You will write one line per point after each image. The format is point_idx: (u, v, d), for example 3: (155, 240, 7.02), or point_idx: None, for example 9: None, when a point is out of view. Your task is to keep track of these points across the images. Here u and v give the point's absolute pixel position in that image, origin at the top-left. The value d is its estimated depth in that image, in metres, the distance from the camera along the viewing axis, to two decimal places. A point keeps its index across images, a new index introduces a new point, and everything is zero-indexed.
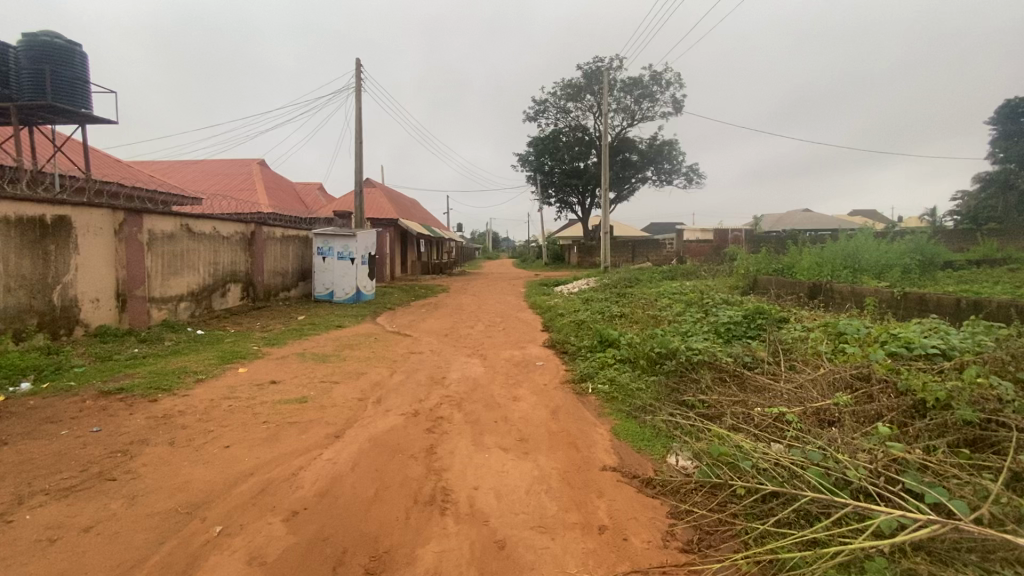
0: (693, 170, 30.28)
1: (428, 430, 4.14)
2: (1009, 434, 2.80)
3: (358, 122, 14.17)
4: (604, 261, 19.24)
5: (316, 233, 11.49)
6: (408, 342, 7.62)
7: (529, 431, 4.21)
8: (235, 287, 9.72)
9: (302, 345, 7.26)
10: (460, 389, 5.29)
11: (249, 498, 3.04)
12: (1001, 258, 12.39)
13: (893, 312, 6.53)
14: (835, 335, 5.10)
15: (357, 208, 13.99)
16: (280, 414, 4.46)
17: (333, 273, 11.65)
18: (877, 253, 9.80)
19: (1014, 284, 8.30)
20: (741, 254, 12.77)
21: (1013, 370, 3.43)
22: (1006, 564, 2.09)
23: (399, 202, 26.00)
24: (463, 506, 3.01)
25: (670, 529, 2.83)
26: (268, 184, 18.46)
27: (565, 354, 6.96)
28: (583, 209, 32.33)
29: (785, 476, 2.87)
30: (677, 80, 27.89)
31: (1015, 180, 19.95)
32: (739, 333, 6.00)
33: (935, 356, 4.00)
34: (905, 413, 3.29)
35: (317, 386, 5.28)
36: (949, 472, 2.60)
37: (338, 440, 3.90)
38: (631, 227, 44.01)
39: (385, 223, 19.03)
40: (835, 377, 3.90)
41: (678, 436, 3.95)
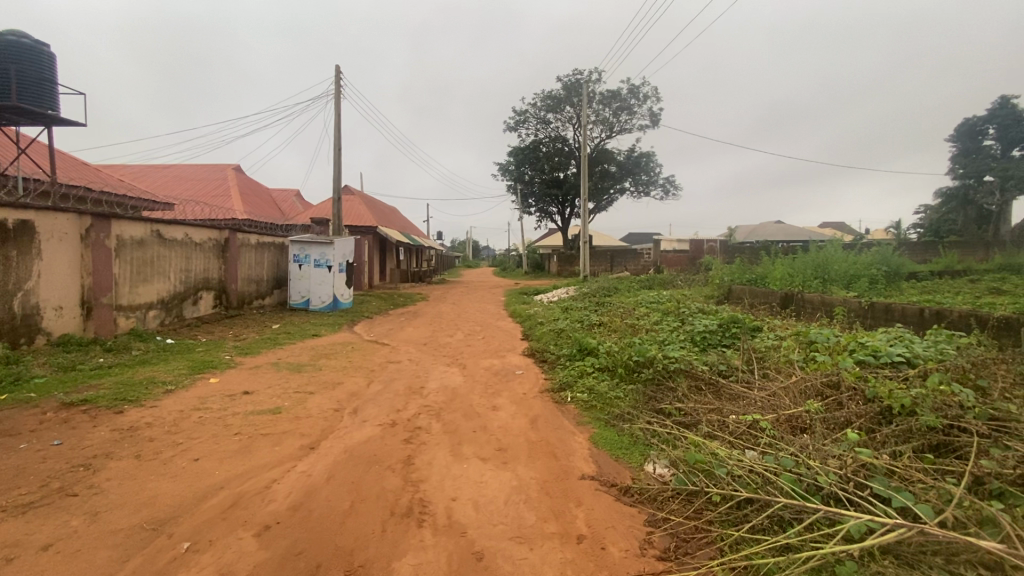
0: (670, 182, 30.82)
1: (405, 441, 4.09)
2: (970, 439, 2.92)
3: (337, 129, 14.02)
4: (584, 271, 19.38)
5: (292, 240, 11.31)
6: (386, 351, 7.55)
7: (508, 441, 4.19)
8: (207, 295, 9.49)
9: (276, 354, 7.10)
10: (439, 399, 5.26)
11: (218, 512, 2.95)
12: (961, 269, 12.95)
13: (862, 321, 6.72)
14: (806, 343, 5.24)
15: (335, 216, 13.84)
16: (253, 425, 4.36)
17: (310, 281, 11.47)
18: (845, 264, 10.14)
19: (974, 294, 8.67)
20: (716, 264, 13.10)
21: (973, 377, 3.58)
22: (969, 565, 2.17)
23: (378, 210, 25.84)
24: (441, 517, 2.97)
25: (647, 537, 2.85)
26: (244, 189, 18.14)
27: (543, 363, 6.97)
28: (563, 218, 32.59)
29: (759, 482, 2.92)
30: (654, 94, 28.38)
31: (974, 196, 21.01)
32: (715, 342, 6.11)
33: (901, 364, 4.15)
34: (873, 419, 3.39)
35: (292, 397, 5.18)
36: (915, 477, 2.69)
37: (313, 452, 3.83)
38: (609, 238, 44.79)
39: (364, 230, 18.87)
40: (806, 386, 4.00)
41: (655, 443, 3.99)
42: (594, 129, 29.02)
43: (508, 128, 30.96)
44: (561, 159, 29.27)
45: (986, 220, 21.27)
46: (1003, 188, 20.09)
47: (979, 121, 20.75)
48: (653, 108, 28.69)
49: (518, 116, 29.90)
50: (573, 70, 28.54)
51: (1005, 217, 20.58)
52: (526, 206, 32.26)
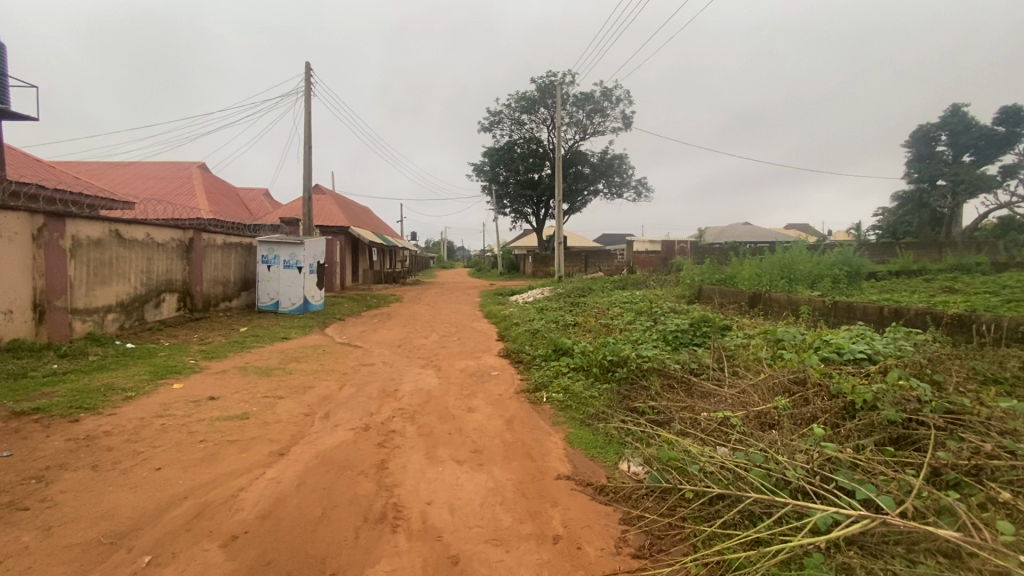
0: (642, 184, 31.30)
1: (379, 445, 4.01)
2: (928, 432, 3.04)
3: (307, 127, 13.71)
4: (558, 271, 19.44)
5: (261, 240, 11.01)
6: (359, 354, 7.43)
7: (484, 443, 4.16)
8: (170, 297, 9.14)
9: (244, 358, 6.89)
10: (413, 401, 5.19)
11: (182, 523, 2.83)
12: (917, 269, 13.53)
13: (826, 320, 6.94)
14: (773, 341, 5.38)
15: (305, 216, 13.52)
16: (219, 431, 4.21)
17: (279, 282, 11.18)
18: (810, 264, 10.47)
19: (928, 294, 9.04)
20: (687, 265, 13.37)
21: (929, 372, 3.75)
22: (928, 554, 2.26)
23: (351, 210, 25.42)
24: (415, 521, 2.93)
25: (623, 536, 2.87)
26: (209, 188, 17.56)
27: (519, 364, 6.96)
28: (538, 219, 32.71)
29: (730, 478, 2.97)
30: (627, 97, 28.75)
31: (928, 200, 22.03)
32: (686, 341, 6.22)
33: (862, 360, 4.29)
34: (837, 414, 3.50)
35: (260, 402, 5.03)
36: (877, 469, 2.78)
37: (282, 458, 3.72)
38: (582, 240, 45.30)
39: (335, 230, 18.53)
40: (775, 382, 4.10)
41: (630, 442, 4.03)
42: (568, 130, 29.23)
43: (482, 128, 30.87)
44: (535, 160, 29.38)
45: (939, 223, 22.38)
46: (954, 192, 21.12)
47: (933, 128, 21.78)
48: (626, 111, 29.09)
49: (492, 116, 29.86)
50: (547, 71, 28.64)
51: (956, 220, 21.68)
52: (501, 207, 32.24)
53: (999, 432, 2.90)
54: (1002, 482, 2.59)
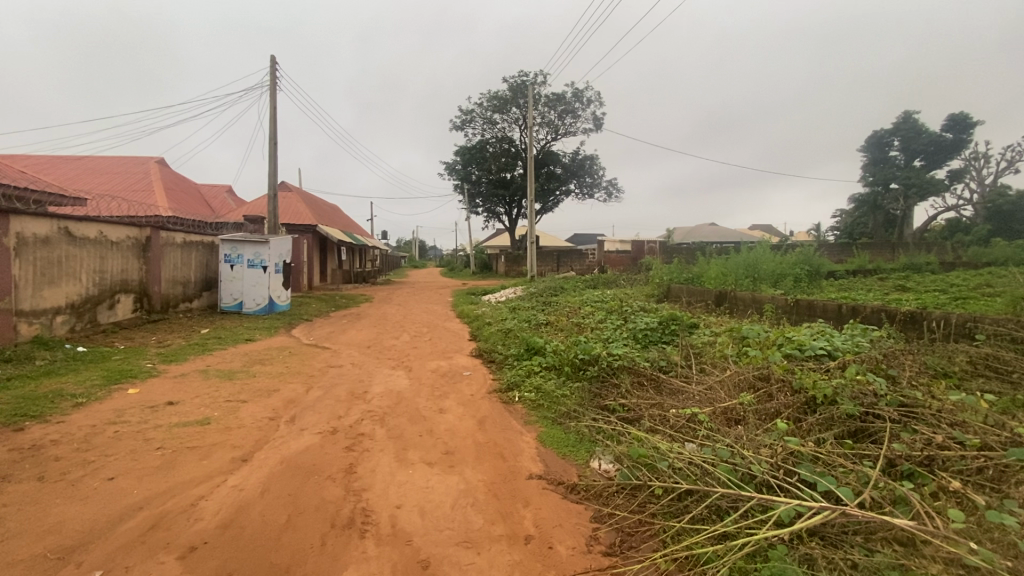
0: (613, 185, 31.70)
1: (347, 449, 3.92)
2: (883, 425, 3.17)
3: (272, 123, 13.32)
4: (530, 271, 19.47)
5: (224, 239, 10.63)
6: (327, 355, 7.25)
7: (455, 444, 4.12)
8: (126, 298, 8.73)
9: (204, 361, 6.63)
10: (383, 403, 5.10)
11: (137, 536, 2.70)
12: (872, 269, 14.11)
13: (788, 318, 7.16)
14: (739, 338, 5.52)
15: (270, 214, 13.12)
16: (178, 438, 4.03)
17: (243, 282, 10.83)
18: (773, 263, 10.78)
19: (883, 291, 9.42)
20: (655, 264, 13.59)
21: (885, 368, 3.91)
22: (885, 542, 2.35)
23: (319, 208, 24.82)
24: (385, 526, 2.87)
25: (594, 533, 2.88)
26: (168, 184, 16.88)
27: (491, 364, 6.93)
28: (510, 218, 32.71)
29: (698, 473, 3.02)
30: (598, 99, 29.07)
31: (882, 202, 23.01)
32: (655, 339, 6.31)
33: (823, 356, 4.44)
34: (800, 409, 3.60)
35: (222, 406, 4.84)
36: (836, 462, 2.88)
37: (246, 464, 3.59)
38: (554, 240, 45.59)
39: (302, 229, 18.09)
40: (740, 379, 4.21)
41: (601, 440, 4.06)
42: (540, 130, 29.33)
43: (454, 127, 30.68)
44: (507, 160, 29.39)
45: (892, 224, 23.47)
46: (906, 195, 22.23)
47: (886, 134, 22.84)
48: (596, 112, 29.41)
49: (464, 115, 29.71)
50: (518, 71, 28.69)
51: (907, 222, 22.80)
52: (473, 206, 32.12)
53: (949, 424, 3.05)
54: (952, 472, 2.72)
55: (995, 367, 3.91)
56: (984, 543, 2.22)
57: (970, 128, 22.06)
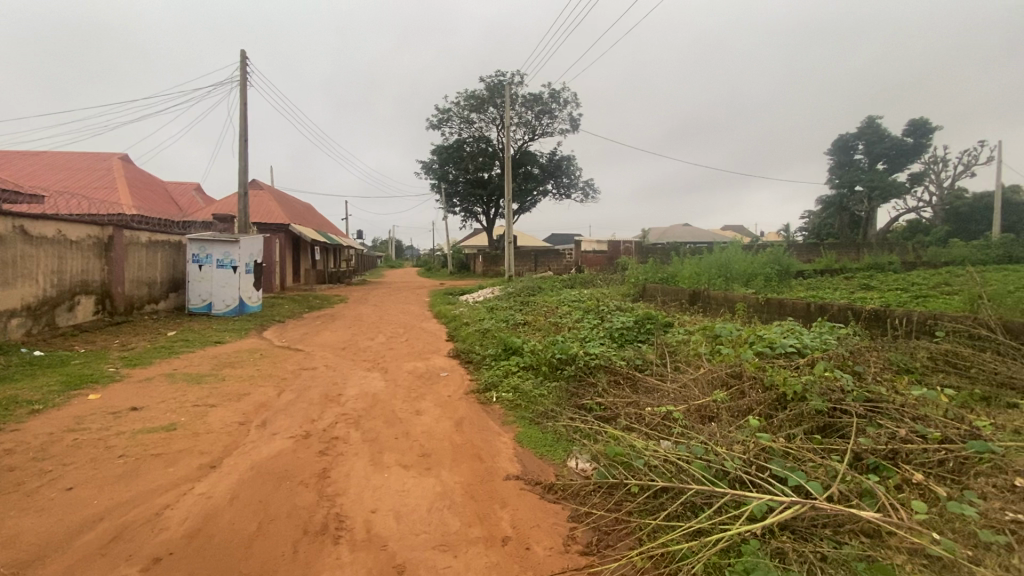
0: (589, 185, 31.96)
1: (320, 453, 3.84)
2: (850, 420, 3.26)
3: (243, 119, 12.97)
4: (508, 271, 19.47)
5: (192, 239, 10.30)
6: (300, 358, 7.10)
7: (432, 446, 4.08)
8: (87, 299, 8.39)
9: (171, 365, 6.40)
10: (358, 406, 5.01)
11: (97, 548, 2.58)
12: (838, 268, 14.55)
13: (759, 316, 7.33)
14: (712, 337, 5.61)
15: (241, 212, 12.78)
16: (141, 445, 3.87)
17: (212, 283, 10.52)
18: (745, 263, 11.01)
19: (850, 290, 9.71)
20: (631, 264, 13.74)
21: (851, 364, 4.03)
22: (852, 534, 2.42)
23: (292, 207, 24.31)
24: (359, 531, 2.81)
25: (571, 533, 2.88)
26: (133, 182, 16.29)
27: (469, 365, 6.89)
28: (487, 218, 32.65)
29: (673, 471, 3.06)
30: (574, 100, 29.26)
31: (848, 204, 23.78)
32: (632, 338, 6.37)
33: (793, 354, 4.55)
34: (771, 405, 3.68)
35: (189, 411, 4.68)
36: (806, 457, 2.94)
37: (214, 471, 3.48)
38: (531, 240, 45.74)
39: (275, 228, 17.68)
40: (713, 376, 4.28)
41: (578, 439, 4.07)
42: (517, 130, 29.36)
43: (430, 125, 30.46)
44: (485, 160, 29.33)
45: (857, 225, 24.29)
46: (870, 197, 23.05)
47: (851, 138, 23.63)
48: (573, 113, 29.60)
49: (441, 114, 29.53)
50: (495, 71, 28.67)
51: (871, 223, 23.65)
52: (450, 206, 31.96)
53: (912, 418, 3.16)
54: (915, 464, 2.82)
55: (954, 363, 4.07)
56: (946, 533, 2.30)
57: (929, 133, 23.00)
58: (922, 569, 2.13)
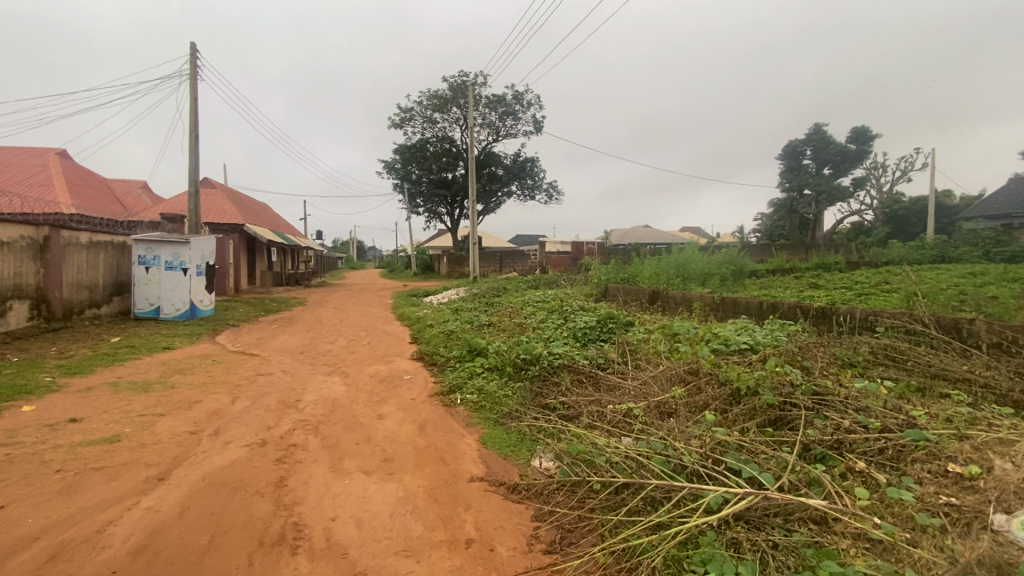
0: (553, 187, 32.28)
1: (277, 461, 3.71)
2: (799, 413, 3.42)
3: (193, 115, 12.41)
4: (472, 272, 19.39)
5: (137, 240, 9.78)
6: (256, 363, 6.85)
7: (394, 450, 4.01)
8: (20, 304, 7.84)
9: (114, 373, 6.04)
10: (317, 412, 4.87)
11: (31, 570, 2.41)
12: (789, 268, 15.25)
13: (715, 314, 7.58)
14: (671, 334, 5.76)
15: (191, 212, 12.21)
16: (81, 459, 3.64)
17: (160, 286, 10.01)
18: (702, 263, 11.38)
19: (799, 289, 10.18)
20: (593, 264, 13.96)
21: (800, 359, 4.23)
22: (801, 522, 2.53)
23: (247, 207, 23.43)
24: (318, 541, 2.74)
25: (534, 533, 2.90)
26: (72, 179, 15.32)
27: (433, 367, 6.83)
28: (451, 219, 32.45)
29: (634, 467, 3.12)
30: (537, 102, 29.47)
31: (797, 207, 24.93)
32: (594, 337, 6.47)
33: (746, 350, 4.73)
34: (725, 401, 3.81)
35: (135, 422, 4.44)
36: (759, 449, 3.06)
37: (162, 484, 3.31)
38: (495, 241, 45.80)
39: (228, 228, 16.99)
40: (672, 373, 4.39)
41: (541, 438, 4.10)
42: (480, 131, 29.31)
43: (393, 125, 30.03)
44: (448, 160, 29.15)
45: (805, 227, 25.51)
46: (817, 200, 24.24)
47: (800, 143, 24.80)
48: (536, 115, 29.80)
49: (403, 113, 29.15)
50: (458, 71, 28.52)
51: (819, 224, 24.86)
52: (414, 207, 31.58)
53: (855, 409, 3.34)
54: (858, 453, 2.98)
55: (893, 356, 4.33)
56: (886, 517, 2.45)
57: (870, 140, 24.40)
58: (864, 551, 2.26)
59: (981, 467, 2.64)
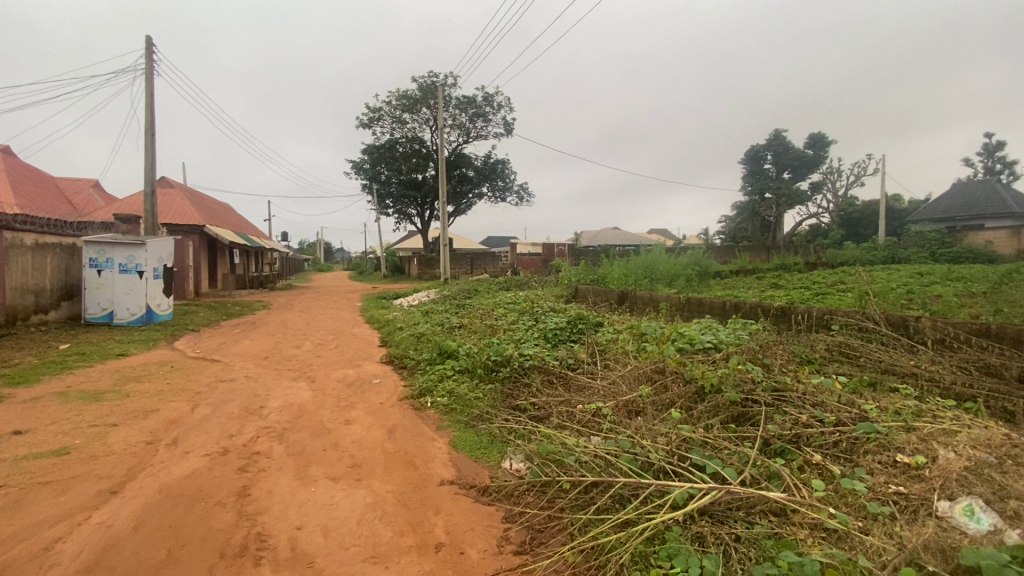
0: (523, 188, 32.42)
1: (240, 470, 3.60)
2: (760, 409, 3.54)
3: (149, 112, 11.90)
4: (443, 273, 19.28)
5: (89, 242, 9.31)
6: (217, 369, 6.62)
7: (362, 456, 3.95)
8: None
9: (63, 381, 5.73)
10: (282, 418, 4.75)
11: None
12: (751, 268, 15.77)
13: (681, 314, 7.76)
14: (638, 334, 5.87)
15: (147, 212, 11.71)
16: (26, 473, 3.43)
17: (113, 289, 9.56)
18: (668, 264, 11.65)
19: (760, 289, 10.54)
20: (563, 265, 14.08)
21: (761, 357, 4.38)
22: (762, 514, 2.62)
23: (207, 207, 22.63)
24: (283, 550, 2.67)
25: (505, 534, 2.90)
26: (15, 177, 14.47)
27: (403, 370, 6.75)
28: (421, 220, 32.16)
29: (602, 465, 3.17)
30: (507, 104, 29.56)
31: (758, 209, 25.82)
32: (564, 338, 6.53)
33: (710, 349, 4.86)
34: (690, 398, 3.90)
35: (86, 433, 4.22)
36: (722, 445, 3.15)
37: (116, 497, 3.16)
38: (465, 242, 45.66)
39: (187, 229, 16.36)
40: (639, 372, 4.48)
41: (511, 439, 4.11)
42: (450, 132, 29.18)
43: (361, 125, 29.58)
44: (418, 161, 28.90)
45: (766, 229, 26.40)
46: (778, 204, 25.15)
47: (761, 148, 25.68)
48: (506, 117, 29.90)
49: (372, 113, 28.75)
50: (428, 72, 28.33)
51: (779, 227, 25.80)
52: (383, 208, 31.15)
53: (812, 404, 3.48)
54: (815, 446, 3.11)
55: (847, 353, 4.53)
56: (841, 507, 2.56)
57: (826, 146, 25.47)
58: (820, 541, 2.36)
59: (926, 457, 2.79)
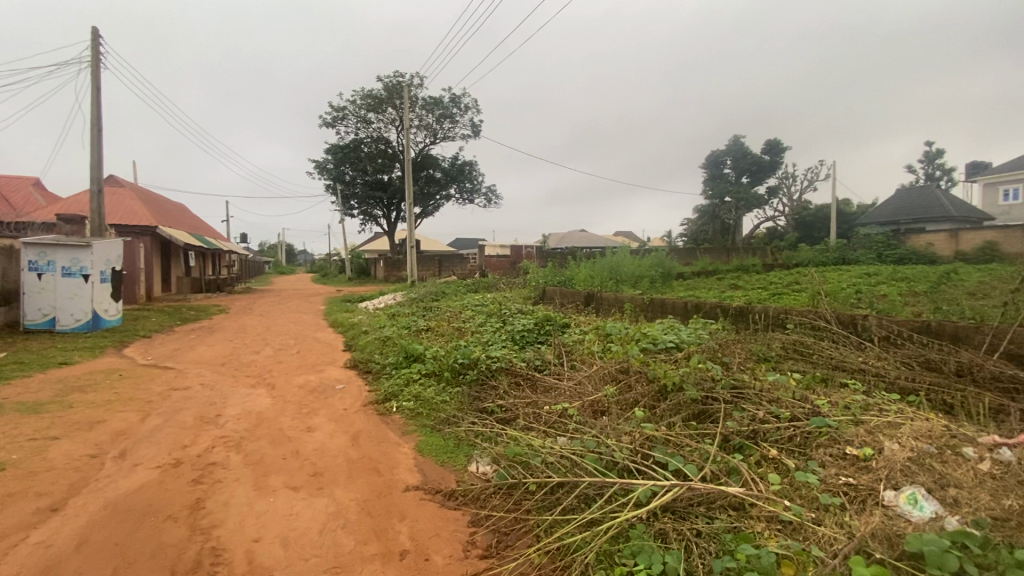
0: (491, 190, 32.41)
1: (194, 482, 3.45)
2: (719, 407, 3.64)
3: (94, 107, 11.29)
4: (410, 275, 19.05)
5: (28, 243, 8.76)
6: (170, 377, 6.33)
7: (324, 464, 3.85)
8: None
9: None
10: (240, 427, 4.58)
11: None
12: (712, 270, 16.26)
13: (645, 314, 7.91)
14: (604, 335, 5.95)
15: (93, 212, 11.09)
16: None
17: (55, 294, 9.01)
18: (633, 266, 11.87)
19: (719, 289, 10.88)
20: (531, 267, 14.15)
21: (720, 356, 4.52)
22: (721, 509, 2.69)
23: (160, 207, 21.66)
24: (239, 564, 2.57)
25: (471, 538, 2.89)
26: None
27: (367, 374, 6.63)
28: (387, 222, 31.67)
29: (568, 465, 3.19)
30: (474, 106, 29.54)
31: (719, 212, 26.64)
32: (531, 340, 6.56)
33: (672, 348, 4.98)
34: (654, 397, 3.97)
35: (24, 447, 3.96)
36: (684, 442, 3.22)
37: (57, 514, 2.98)
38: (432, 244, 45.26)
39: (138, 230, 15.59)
40: (604, 373, 4.54)
41: (478, 443, 4.09)
42: (417, 133, 28.90)
43: (325, 124, 28.93)
44: (384, 161, 28.48)
45: (726, 232, 27.23)
46: (737, 207, 26.01)
47: (721, 153, 26.52)
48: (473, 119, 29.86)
49: (336, 112, 28.16)
50: (394, 72, 27.99)
51: (738, 229, 26.67)
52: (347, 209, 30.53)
53: (768, 401, 3.61)
54: (771, 441, 3.22)
55: (801, 350, 4.72)
56: (795, 499, 2.67)
57: (781, 152, 26.52)
58: (776, 532, 2.45)
59: (873, 449, 2.94)
